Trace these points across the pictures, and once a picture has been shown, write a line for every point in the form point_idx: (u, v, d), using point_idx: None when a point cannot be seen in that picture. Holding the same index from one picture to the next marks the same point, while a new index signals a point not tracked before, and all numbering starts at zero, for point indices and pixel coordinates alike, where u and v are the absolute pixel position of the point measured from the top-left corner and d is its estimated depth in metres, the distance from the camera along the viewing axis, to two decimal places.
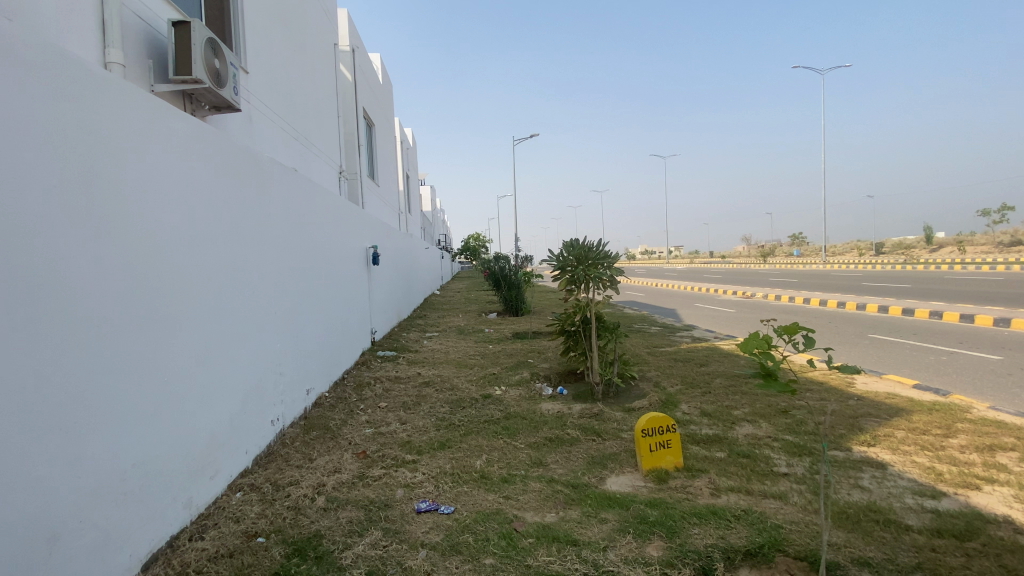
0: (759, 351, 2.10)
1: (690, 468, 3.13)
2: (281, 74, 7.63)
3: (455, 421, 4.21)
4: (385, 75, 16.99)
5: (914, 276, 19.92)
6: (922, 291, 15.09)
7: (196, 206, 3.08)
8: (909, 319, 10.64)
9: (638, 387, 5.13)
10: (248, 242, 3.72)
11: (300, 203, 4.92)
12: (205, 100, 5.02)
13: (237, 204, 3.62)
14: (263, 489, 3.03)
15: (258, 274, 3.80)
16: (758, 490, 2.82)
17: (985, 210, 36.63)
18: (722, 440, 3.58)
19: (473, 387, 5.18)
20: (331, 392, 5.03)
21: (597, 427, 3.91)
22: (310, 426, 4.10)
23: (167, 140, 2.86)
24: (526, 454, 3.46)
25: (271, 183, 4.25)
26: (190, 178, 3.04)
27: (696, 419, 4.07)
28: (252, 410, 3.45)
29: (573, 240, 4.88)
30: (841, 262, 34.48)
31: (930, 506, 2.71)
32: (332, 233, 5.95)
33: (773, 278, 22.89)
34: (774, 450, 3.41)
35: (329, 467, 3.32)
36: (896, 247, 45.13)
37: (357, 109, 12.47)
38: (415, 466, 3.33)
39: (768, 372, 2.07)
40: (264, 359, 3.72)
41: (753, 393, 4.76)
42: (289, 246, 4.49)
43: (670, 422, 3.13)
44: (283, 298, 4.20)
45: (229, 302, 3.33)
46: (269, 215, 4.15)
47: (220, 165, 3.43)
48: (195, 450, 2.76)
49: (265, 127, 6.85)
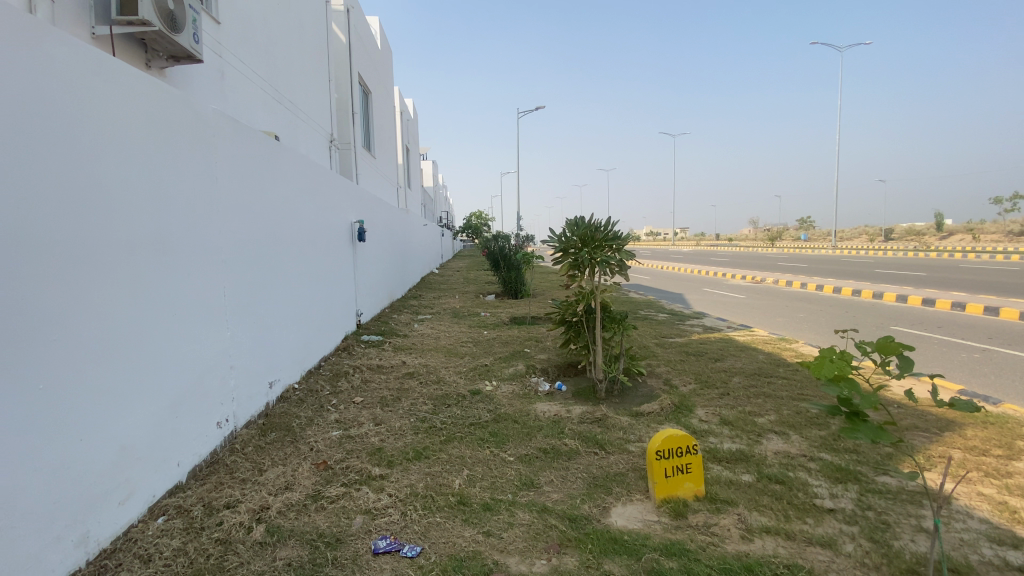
0: (837, 378, 1.50)
1: (713, 498, 2.57)
2: (261, 27, 6.89)
3: (437, 422, 3.65)
4: (385, 40, 16.14)
5: (928, 263, 19.22)
6: (939, 280, 14.37)
7: (109, 165, 2.40)
8: (931, 310, 9.98)
9: (646, 385, 4.58)
10: (188, 211, 3.04)
11: (267, 169, 4.25)
12: (160, 47, 4.35)
13: (171, 165, 2.90)
14: (192, 514, 2.52)
15: (204, 251, 3.19)
16: (800, 534, 2.27)
17: (998, 197, 35.66)
18: (749, 459, 3.04)
19: (462, 381, 4.62)
20: (302, 383, 4.49)
21: (599, 437, 3.35)
22: (269, 427, 3.56)
23: (66, 78, 2.15)
24: (515, 471, 2.90)
25: (223, 142, 3.52)
26: (100, 128, 2.36)
27: (716, 430, 3.51)
28: (189, 411, 2.88)
29: (578, 217, 4.22)
30: (849, 247, 33.69)
31: (1017, 561, 2.14)
32: (308, 204, 5.27)
33: (780, 263, 22.19)
34: (811, 474, 2.87)
35: (278, 483, 2.79)
36: (906, 233, 44.17)
37: (352, 74, 11.70)
38: (382, 484, 2.78)
39: (852, 411, 1.47)
40: (208, 351, 3.13)
41: (779, 398, 4.18)
42: (246, 217, 3.79)
43: (691, 442, 2.57)
44: (237, 277, 3.57)
45: (155, 285, 2.68)
46: (218, 180, 3.44)
47: (145, 114, 2.70)
48: (90, 472, 2.18)
49: (240, 85, 6.17)
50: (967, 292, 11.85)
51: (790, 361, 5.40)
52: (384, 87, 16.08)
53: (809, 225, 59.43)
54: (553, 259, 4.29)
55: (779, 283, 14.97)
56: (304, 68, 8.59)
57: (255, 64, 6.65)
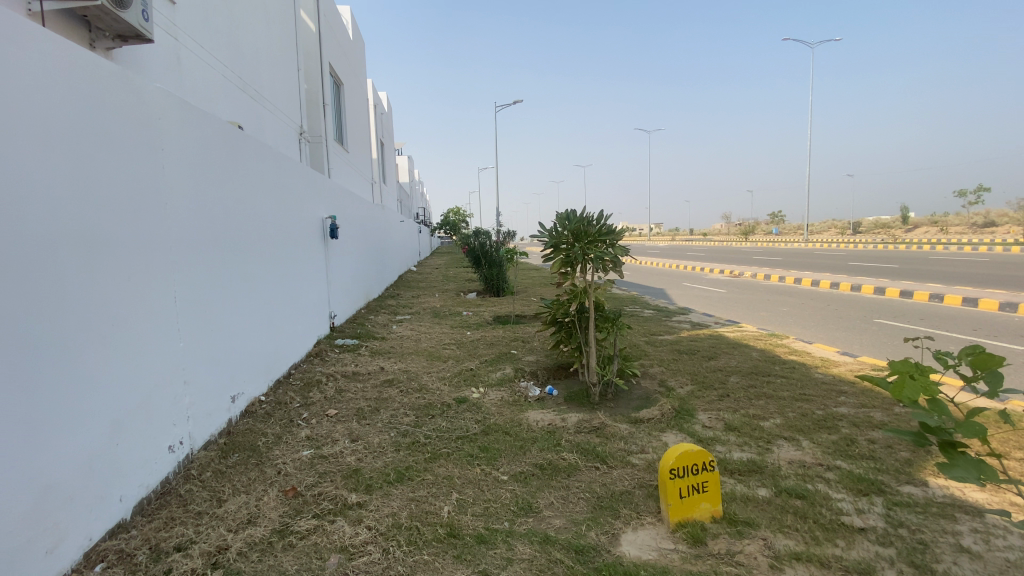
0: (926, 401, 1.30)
1: (733, 519, 2.32)
2: (222, 9, 6.38)
3: (420, 437, 3.33)
4: (357, 32, 15.65)
5: (898, 256, 19.57)
6: (912, 272, 14.56)
7: (33, 149, 2.00)
8: (910, 302, 10.03)
9: (641, 388, 4.32)
10: (129, 206, 2.58)
11: (228, 159, 3.83)
12: (105, 24, 3.86)
13: (107, 151, 2.44)
14: (137, 560, 2.16)
15: (154, 251, 2.77)
16: (834, 561, 2.03)
17: (960, 191, 36.83)
18: (763, 470, 2.80)
19: (445, 388, 4.29)
20: (269, 395, 4.09)
21: (600, 449, 3.07)
22: (231, 447, 3.17)
23: None
24: (511, 494, 2.60)
25: (172, 126, 3.04)
26: (20, 106, 1.95)
27: (722, 437, 3.27)
28: (131, 439, 2.47)
29: (569, 210, 3.94)
30: (820, 241, 34.32)
31: None
32: (274, 199, 4.81)
33: (757, 257, 22.36)
34: (831, 485, 2.64)
35: (239, 517, 2.43)
36: (874, 226, 45.33)
37: (323, 64, 11.19)
38: (359, 514, 2.45)
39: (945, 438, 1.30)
40: (160, 365, 2.73)
41: (781, 399, 3.97)
42: (202, 211, 3.35)
43: (708, 458, 2.31)
44: (191, 281, 3.14)
45: (88, 293, 2.25)
46: (168, 170, 2.97)
47: (71, 90, 2.23)
48: (5, 522, 1.78)
49: (198, 70, 5.68)
50: (942, 284, 11.99)
51: (785, 357, 5.23)
52: (357, 79, 15.57)
53: (780, 220, 60.64)
54: (544, 256, 4.00)
55: (757, 277, 15.00)
56: (270, 55, 8.08)
57: (215, 48, 6.15)
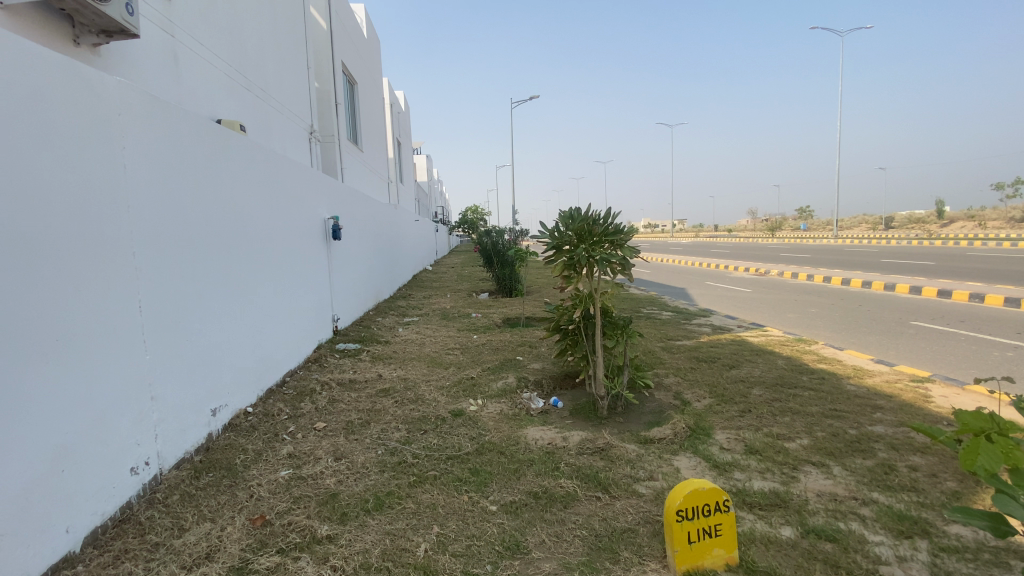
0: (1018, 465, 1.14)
1: (751, 568, 2.00)
2: (223, 6, 6.22)
3: (408, 456, 3.07)
4: (372, 30, 15.56)
5: (935, 253, 18.51)
6: (950, 269, 13.73)
7: None
8: (949, 302, 9.39)
9: (654, 402, 3.98)
10: (85, 211, 2.36)
11: (209, 157, 3.60)
12: (88, 19, 3.67)
13: (52, 151, 2.19)
14: None
15: (116, 258, 2.56)
16: None
17: (1002, 182, 35.09)
18: (787, 503, 2.46)
19: (443, 400, 4.02)
20: (257, 407, 3.90)
21: (602, 475, 2.77)
22: (206, 467, 2.97)
23: None
24: (498, 529, 2.31)
25: (137, 123, 2.81)
26: None
27: (742, 461, 2.93)
28: (83, 465, 2.25)
29: (573, 208, 3.62)
30: (851, 236, 32.99)
31: None
32: (266, 200, 4.59)
33: (784, 254, 21.54)
34: (867, 524, 2.29)
35: (197, 552, 2.22)
36: (908, 221, 43.53)
37: (335, 62, 11.06)
38: (327, 550, 2.20)
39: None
40: (121, 383, 2.52)
41: (810, 416, 3.59)
42: (175, 214, 3.13)
43: (723, 497, 1.99)
44: (160, 289, 2.92)
45: (31, 308, 2.03)
46: (132, 171, 2.75)
47: (7, 86, 1.97)
48: None
49: (197, 69, 5.51)
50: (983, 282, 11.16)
51: (813, 366, 4.82)
52: (372, 78, 15.48)
53: (808, 215, 58.80)
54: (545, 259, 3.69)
55: (784, 276, 14.37)
56: (277, 54, 7.92)
57: (216, 46, 6.00)
